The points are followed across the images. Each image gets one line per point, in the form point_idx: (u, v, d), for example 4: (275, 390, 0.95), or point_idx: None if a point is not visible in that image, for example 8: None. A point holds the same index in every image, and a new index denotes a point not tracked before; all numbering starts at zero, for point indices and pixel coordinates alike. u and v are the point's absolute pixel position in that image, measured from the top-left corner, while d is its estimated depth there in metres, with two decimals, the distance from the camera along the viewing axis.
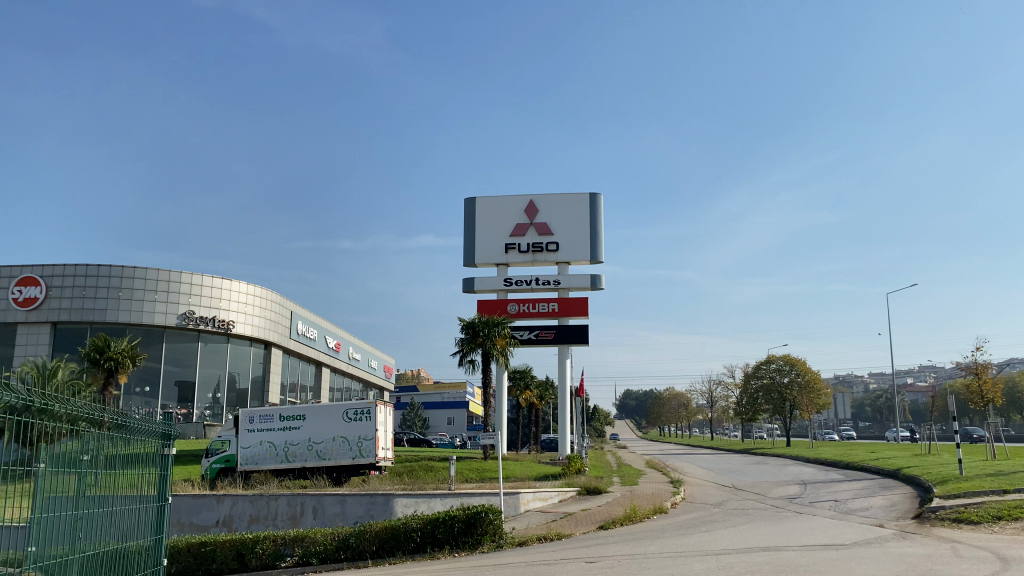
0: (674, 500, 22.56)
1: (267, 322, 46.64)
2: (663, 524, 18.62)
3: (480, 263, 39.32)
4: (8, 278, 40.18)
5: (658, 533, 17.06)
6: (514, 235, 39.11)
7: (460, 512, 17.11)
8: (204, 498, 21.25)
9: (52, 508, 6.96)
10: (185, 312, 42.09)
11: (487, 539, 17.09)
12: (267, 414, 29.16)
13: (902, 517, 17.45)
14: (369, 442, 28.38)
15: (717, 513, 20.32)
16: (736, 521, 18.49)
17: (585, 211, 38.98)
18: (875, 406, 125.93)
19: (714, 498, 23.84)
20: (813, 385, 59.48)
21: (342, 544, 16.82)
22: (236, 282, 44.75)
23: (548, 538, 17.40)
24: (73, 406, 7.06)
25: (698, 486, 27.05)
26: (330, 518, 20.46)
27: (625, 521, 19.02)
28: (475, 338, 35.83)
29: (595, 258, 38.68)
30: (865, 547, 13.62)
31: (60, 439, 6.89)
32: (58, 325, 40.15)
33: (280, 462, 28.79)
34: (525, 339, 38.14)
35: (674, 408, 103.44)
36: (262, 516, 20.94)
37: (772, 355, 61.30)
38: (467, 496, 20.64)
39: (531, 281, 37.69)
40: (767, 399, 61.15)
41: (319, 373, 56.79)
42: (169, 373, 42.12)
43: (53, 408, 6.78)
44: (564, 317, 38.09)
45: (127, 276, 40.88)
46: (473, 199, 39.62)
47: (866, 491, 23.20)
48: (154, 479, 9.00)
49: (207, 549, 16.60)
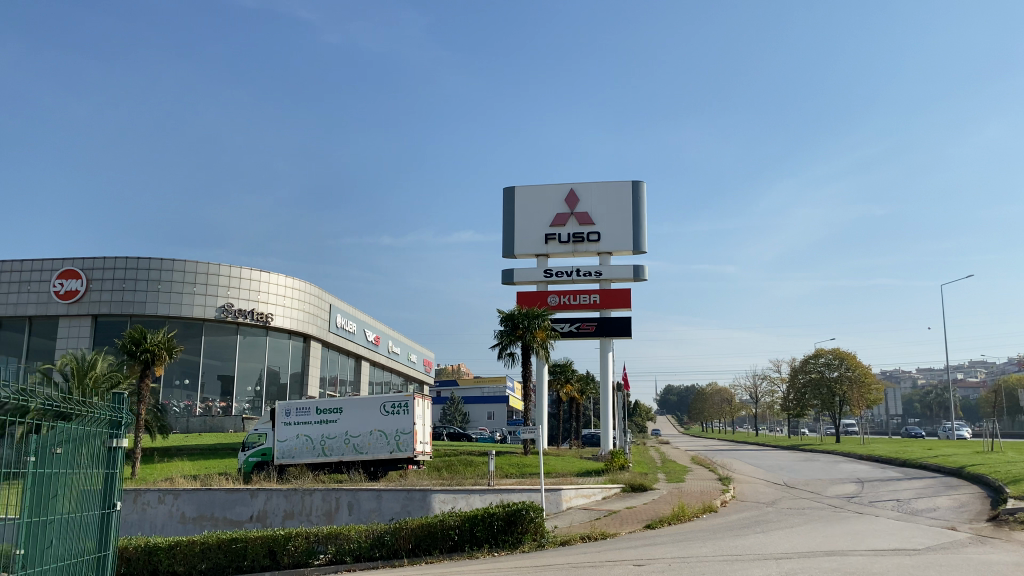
0: (725, 498, 21.44)
1: (307, 315, 46.43)
2: (715, 525, 17.58)
3: (519, 254, 38.48)
4: (50, 271, 40.41)
5: (709, 535, 16.03)
6: (555, 225, 38.19)
7: (501, 509, 16.31)
8: (237, 492, 20.75)
9: (74, 511, 6.61)
10: (223, 305, 42.03)
11: (528, 538, 16.28)
12: (304, 407, 28.71)
13: (976, 520, 16.16)
14: (406, 436, 27.68)
15: (771, 513, 19.19)
16: (793, 522, 17.36)
17: (627, 200, 37.86)
18: (926, 402, 122.63)
19: (766, 496, 22.69)
20: (864, 380, 57.39)
21: (378, 542, 16.11)
22: (274, 274, 44.57)
23: (593, 537, 16.52)
24: (93, 410, 6.74)
25: (748, 483, 25.87)
26: (366, 514, 19.81)
27: (673, 520, 18.02)
28: (515, 331, 34.96)
29: (638, 248, 37.54)
30: (943, 553, 12.44)
31: (30, 436, 5.85)
32: (99, 318, 40.31)
33: (317, 456, 28.29)
34: (566, 332, 37.20)
35: (718, 403, 101.74)
36: (296, 511, 20.28)
37: (821, 349, 59.44)
38: (507, 492, 19.84)
39: (572, 272, 36.70)
40: (815, 395, 59.39)
41: (358, 367, 56.51)
42: (209, 365, 42.12)
43: (76, 414, 6.50)
44: (606, 309, 37.03)
45: (166, 268, 40.87)
46: (512, 189, 38.79)
47: (930, 490, 21.86)
48: (100, 485, 6.97)
49: (238, 546, 16.06)
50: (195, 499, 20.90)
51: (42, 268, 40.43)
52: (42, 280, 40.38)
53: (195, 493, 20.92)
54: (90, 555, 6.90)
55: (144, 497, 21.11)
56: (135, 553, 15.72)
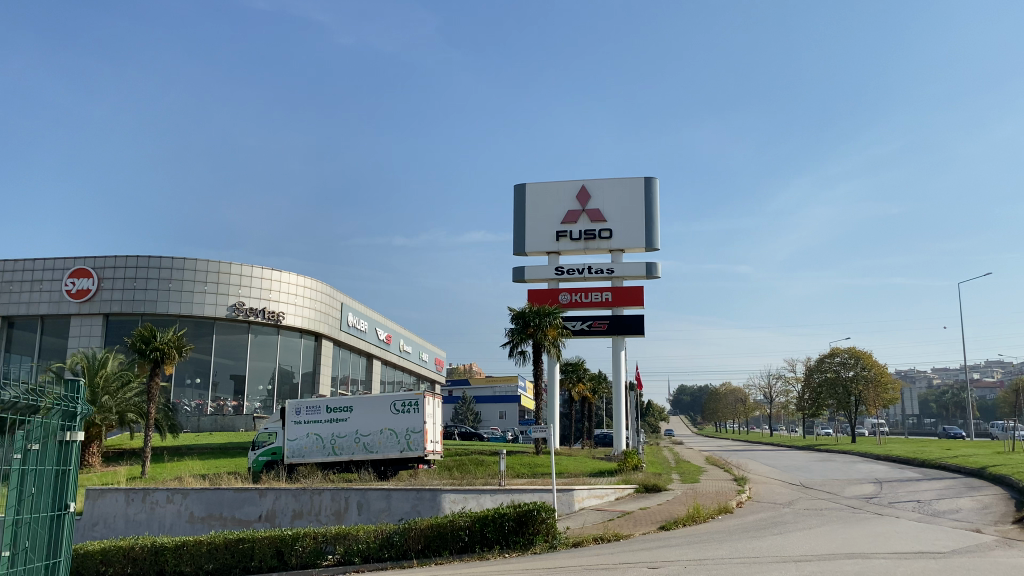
0: (740, 499, 21.02)
1: (318, 314, 46.31)
2: (731, 526, 17.19)
3: (531, 251, 38.17)
4: (62, 270, 40.44)
5: (725, 536, 15.64)
6: (566, 222, 37.84)
7: (512, 509, 15.99)
8: (245, 492, 20.54)
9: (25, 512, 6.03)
10: (234, 303, 41.96)
11: (539, 539, 15.94)
12: (314, 406, 28.50)
13: (1000, 522, 15.72)
14: (417, 435, 27.41)
15: (788, 514, 18.77)
16: (811, 523, 16.95)
17: (639, 197, 37.45)
18: (942, 402, 121.39)
19: (783, 496, 22.26)
20: (881, 379, 56.67)
21: (386, 542, 15.84)
22: (285, 273, 44.43)
23: (606, 538, 16.15)
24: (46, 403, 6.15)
25: (764, 484, 25.42)
26: (376, 514, 19.55)
27: (688, 521, 17.64)
28: (526, 329, 34.66)
29: (651, 246, 37.13)
30: (968, 557, 12.04)
31: None
32: (110, 316, 40.30)
33: (327, 455, 28.07)
34: (578, 330, 36.85)
35: (732, 404, 100.96)
36: (305, 511, 20.04)
37: (836, 348, 58.72)
38: (518, 492, 19.54)
39: (584, 270, 36.33)
40: (831, 394, 58.69)
41: (370, 366, 56.33)
42: (221, 364, 42.04)
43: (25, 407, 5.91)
44: (618, 307, 36.66)
45: (176, 267, 40.81)
46: (524, 186, 38.50)
47: (951, 491, 21.34)
48: (43, 483, 6.21)
49: (246, 546, 15.84)
50: (204, 498, 20.73)
51: (54, 267, 40.47)
52: (54, 278, 40.42)
53: (204, 493, 20.75)
54: (27, 563, 6.08)
55: (151, 496, 20.94)
56: (142, 553, 15.63)
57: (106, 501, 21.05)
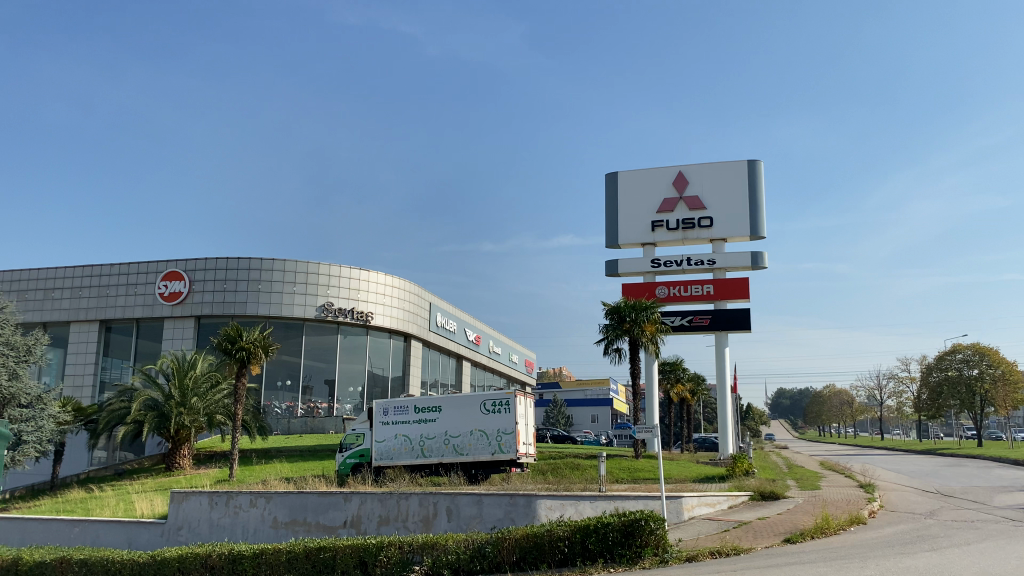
0: (873, 508, 18.62)
1: (407, 314, 45.63)
2: (870, 539, 14.95)
3: (624, 244, 36.26)
4: (156, 273, 41.03)
5: (868, 552, 13.46)
6: (662, 212, 35.74)
7: (616, 519, 14.21)
8: (330, 496, 19.45)
9: None
10: (323, 304, 41.60)
11: (648, 553, 14.05)
12: (403, 406, 27.46)
13: None
14: (508, 436, 25.93)
15: (934, 526, 16.33)
16: (968, 537, 14.56)
17: (741, 181, 35.08)
18: None
19: (920, 505, 19.70)
20: (1010, 377, 51.79)
21: (478, 553, 14.31)
22: (373, 273, 43.83)
23: (723, 553, 14.19)
24: None
25: (894, 491, 22.79)
26: (466, 521, 18.07)
27: (816, 533, 15.47)
28: (621, 324, 32.85)
29: (755, 233, 34.69)
30: None
31: None
32: (201, 319, 40.56)
33: (416, 457, 26.89)
34: (677, 326, 34.67)
35: (836, 406, 95.44)
36: (392, 517, 18.75)
37: (958, 345, 54.43)
38: (621, 498, 17.73)
39: (682, 262, 34.17)
40: (953, 394, 54.24)
41: (459, 368, 55.38)
42: (312, 368, 41.80)
43: None
44: (720, 301, 34.38)
45: (265, 269, 40.68)
46: (615, 175, 36.62)
47: None
48: None
49: (327, 555, 14.59)
50: (288, 502, 19.78)
51: (148, 271, 41.17)
52: (148, 282, 41.06)
53: (287, 497, 19.79)
54: None
55: (235, 500, 20.25)
56: (219, 561, 14.80)
57: (190, 504, 20.44)
